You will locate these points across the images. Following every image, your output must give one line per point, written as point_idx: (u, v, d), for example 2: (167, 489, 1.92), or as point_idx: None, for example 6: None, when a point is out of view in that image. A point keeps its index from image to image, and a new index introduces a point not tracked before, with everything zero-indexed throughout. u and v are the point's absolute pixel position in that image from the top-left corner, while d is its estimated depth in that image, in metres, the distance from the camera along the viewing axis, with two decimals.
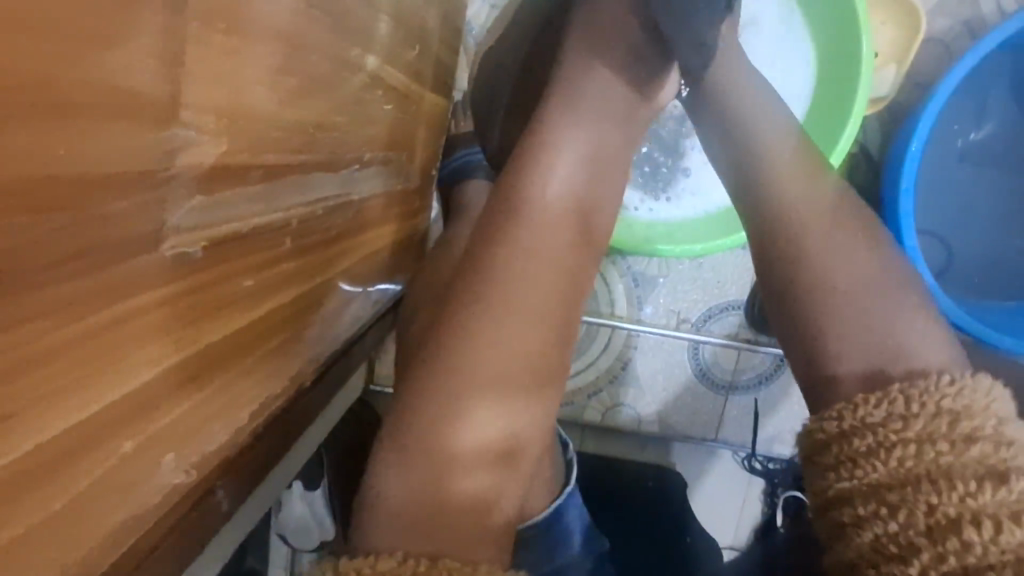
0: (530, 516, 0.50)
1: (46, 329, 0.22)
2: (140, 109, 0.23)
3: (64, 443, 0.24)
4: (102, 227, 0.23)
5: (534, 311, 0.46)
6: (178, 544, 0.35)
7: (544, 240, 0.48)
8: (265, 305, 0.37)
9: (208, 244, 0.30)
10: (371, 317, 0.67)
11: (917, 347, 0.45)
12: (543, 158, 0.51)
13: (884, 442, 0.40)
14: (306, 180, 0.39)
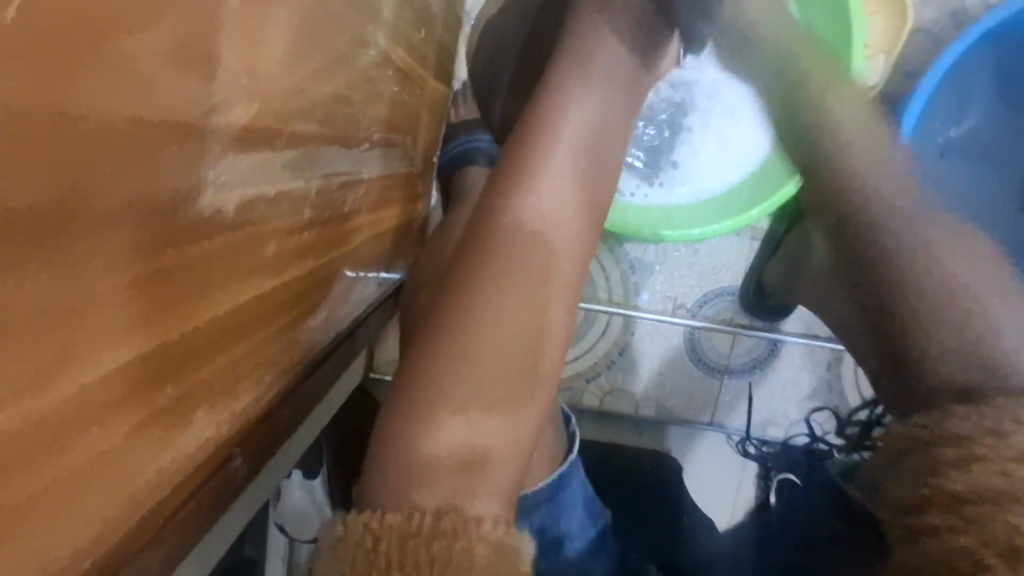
0: (532, 484, 0.51)
1: (99, 273, 0.22)
2: (183, 65, 0.24)
3: (116, 387, 0.25)
4: (146, 176, 0.24)
5: (541, 272, 0.48)
6: (202, 503, 0.38)
7: (552, 205, 0.51)
8: (289, 273, 0.39)
9: (239, 206, 0.31)
10: (376, 301, 0.71)
11: (1009, 329, 0.46)
12: (547, 130, 0.53)
13: (977, 456, 0.41)
14: (322, 152, 0.41)
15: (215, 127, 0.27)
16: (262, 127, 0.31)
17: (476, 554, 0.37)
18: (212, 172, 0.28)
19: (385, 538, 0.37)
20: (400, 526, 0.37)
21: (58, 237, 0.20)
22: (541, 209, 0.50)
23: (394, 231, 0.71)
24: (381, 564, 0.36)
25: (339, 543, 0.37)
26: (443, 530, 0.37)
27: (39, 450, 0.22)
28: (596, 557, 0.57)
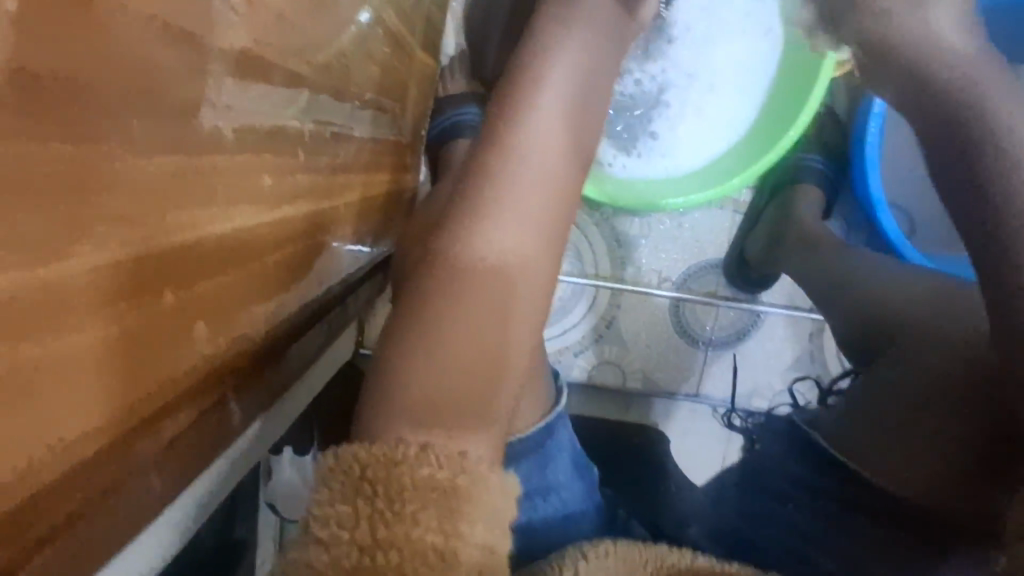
0: (519, 431, 0.51)
1: (116, 165, 0.23)
2: None
3: (134, 285, 0.26)
4: (153, 77, 0.24)
5: (519, 253, 0.46)
6: (194, 437, 0.38)
7: (527, 198, 0.48)
8: (284, 212, 0.39)
9: (239, 130, 0.32)
10: (366, 270, 0.71)
11: None
12: (518, 118, 0.49)
13: None
14: (315, 99, 0.42)
15: (216, 45, 0.28)
16: (260, 55, 0.32)
17: (459, 484, 0.36)
18: (213, 89, 0.29)
19: (371, 467, 0.36)
20: (386, 456, 0.36)
21: (69, 117, 0.20)
22: (505, 224, 0.46)
23: (383, 198, 0.71)
24: (366, 492, 0.35)
25: (325, 474, 0.36)
26: (429, 460, 0.36)
27: (67, 324, 0.22)
28: (584, 514, 0.56)
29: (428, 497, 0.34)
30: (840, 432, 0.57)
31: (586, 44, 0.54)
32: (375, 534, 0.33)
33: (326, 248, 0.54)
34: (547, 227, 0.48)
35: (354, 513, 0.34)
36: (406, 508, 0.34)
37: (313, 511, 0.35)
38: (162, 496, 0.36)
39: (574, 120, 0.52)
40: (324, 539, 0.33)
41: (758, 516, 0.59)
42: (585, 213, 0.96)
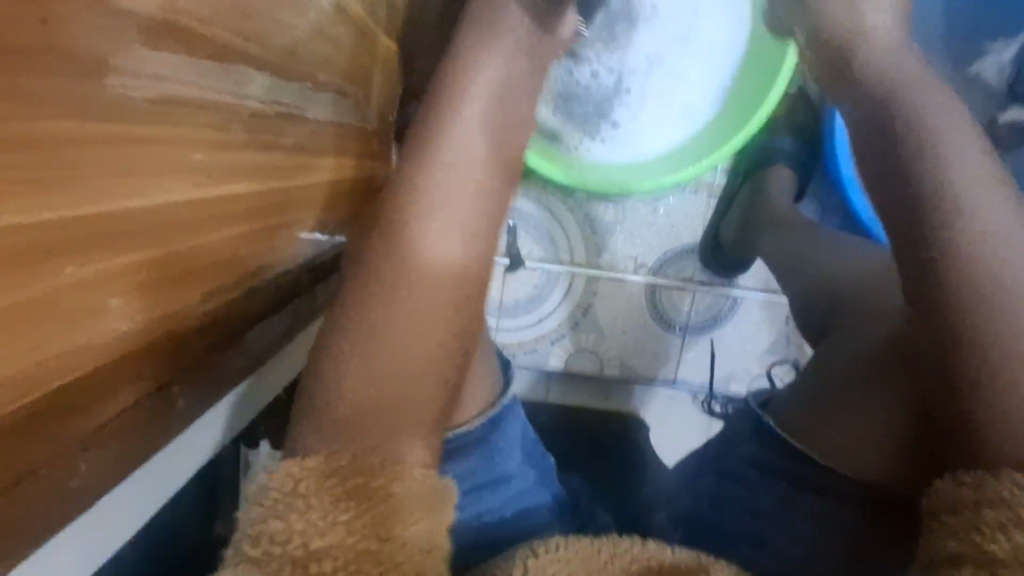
0: (460, 426, 0.53)
1: (11, 122, 0.22)
2: None
3: (26, 246, 0.25)
4: (54, 34, 0.24)
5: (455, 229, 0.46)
6: (127, 421, 0.37)
7: (461, 180, 0.48)
8: (217, 189, 0.38)
9: (154, 100, 0.31)
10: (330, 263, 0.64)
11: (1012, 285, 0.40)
12: (450, 105, 0.49)
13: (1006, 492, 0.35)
14: (256, 74, 0.40)
15: (125, 12, 0.27)
16: (179, 25, 0.31)
17: (393, 492, 0.38)
18: (122, 57, 0.28)
19: (304, 481, 0.37)
20: (320, 469, 0.38)
21: None
22: (439, 202, 0.46)
23: (359, 188, 0.69)
24: (299, 505, 0.36)
25: (258, 491, 0.37)
26: (361, 470, 0.38)
27: None
28: (542, 504, 0.57)
29: (361, 507, 0.36)
30: (792, 416, 0.57)
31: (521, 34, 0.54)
32: (309, 546, 0.34)
33: (287, 233, 0.53)
34: (485, 211, 0.48)
35: (287, 527, 0.35)
36: (339, 517, 0.35)
37: (246, 529, 0.36)
38: (94, 479, 0.36)
39: (510, 111, 0.52)
40: (256, 557, 0.35)
41: (719, 499, 0.58)
42: (557, 200, 0.95)
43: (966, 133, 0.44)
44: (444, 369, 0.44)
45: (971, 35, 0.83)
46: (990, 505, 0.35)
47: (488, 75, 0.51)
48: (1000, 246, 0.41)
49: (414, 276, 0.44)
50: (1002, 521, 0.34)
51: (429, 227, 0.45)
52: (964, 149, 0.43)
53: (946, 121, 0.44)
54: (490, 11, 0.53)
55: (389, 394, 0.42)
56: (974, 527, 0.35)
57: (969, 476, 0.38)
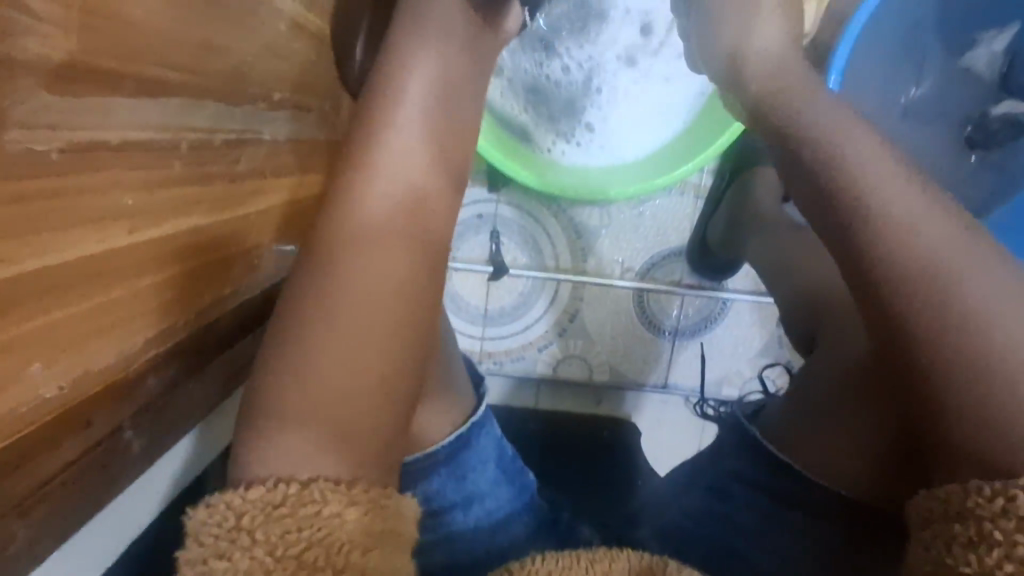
0: (422, 449, 0.50)
1: None
2: None
3: None
4: None
5: (402, 246, 0.44)
6: (85, 474, 0.36)
7: (403, 184, 0.46)
8: (158, 230, 0.37)
9: (68, 148, 0.29)
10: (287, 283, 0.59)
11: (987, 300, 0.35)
12: (388, 108, 0.48)
13: (982, 504, 0.32)
14: (195, 107, 0.39)
15: (16, 57, 0.26)
16: (88, 65, 0.29)
17: (346, 518, 0.35)
18: (21, 107, 0.26)
19: (247, 514, 0.35)
20: (265, 500, 0.36)
21: None
22: (376, 212, 0.44)
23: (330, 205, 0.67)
24: (244, 541, 0.34)
25: (199, 528, 0.35)
26: (310, 497, 0.36)
27: None
28: (517, 517, 0.56)
29: (313, 536, 0.34)
30: (776, 428, 0.55)
31: (451, 56, 0.52)
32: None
33: (244, 260, 0.51)
34: (433, 215, 0.47)
35: (231, 566, 0.33)
36: (289, 550, 0.33)
37: (187, 570, 0.34)
38: (43, 533, 0.34)
39: (444, 130, 0.50)
40: None
41: (702, 517, 0.56)
42: (538, 206, 0.93)
43: (892, 168, 0.40)
44: (398, 397, 0.41)
45: (966, 26, 0.79)
46: (965, 518, 0.32)
47: (420, 79, 0.49)
48: (951, 258, 0.36)
49: (347, 307, 0.41)
50: (970, 539, 0.31)
51: (359, 257, 0.42)
52: (899, 186, 0.39)
53: (865, 164, 0.40)
54: (417, 29, 0.52)
55: (343, 419, 0.39)
56: (944, 543, 0.33)
57: (941, 488, 0.34)
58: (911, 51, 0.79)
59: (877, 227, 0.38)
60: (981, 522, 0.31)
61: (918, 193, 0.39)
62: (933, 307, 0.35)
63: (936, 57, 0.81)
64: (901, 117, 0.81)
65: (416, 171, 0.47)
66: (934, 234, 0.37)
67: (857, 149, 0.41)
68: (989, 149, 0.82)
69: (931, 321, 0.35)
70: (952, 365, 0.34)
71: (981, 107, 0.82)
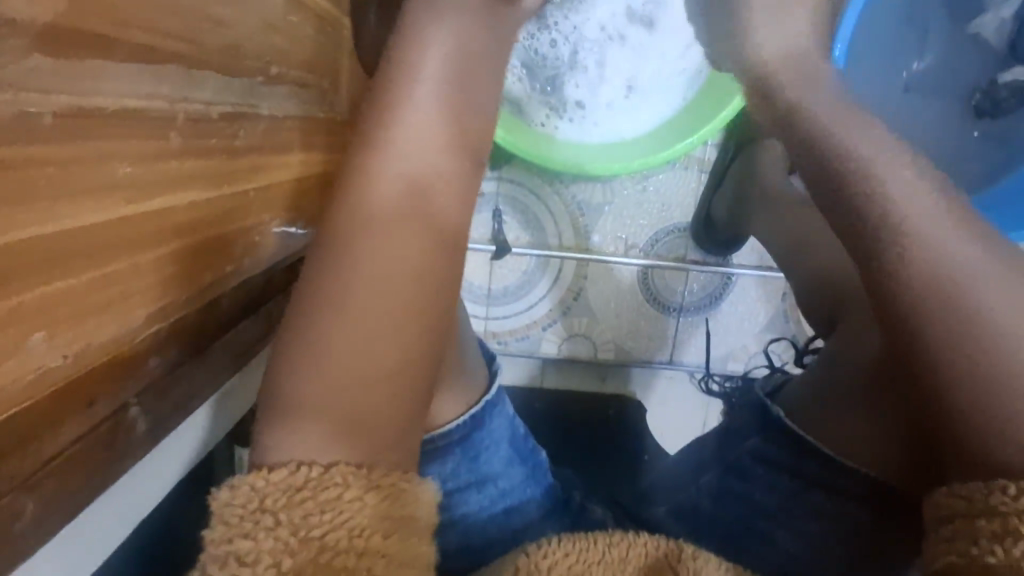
0: (439, 427, 0.50)
1: None
2: None
3: None
4: None
5: (422, 226, 0.43)
6: (90, 452, 0.36)
7: (420, 163, 0.45)
8: (155, 204, 0.36)
9: (59, 114, 0.28)
10: (288, 262, 0.58)
11: (989, 288, 0.37)
12: (402, 84, 0.47)
13: (1002, 505, 0.33)
14: (190, 78, 0.38)
15: (4, 17, 0.25)
16: (77, 27, 0.28)
17: (367, 502, 0.35)
18: (10, 70, 0.25)
19: (270, 496, 0.35)
20: (286, 483, 0.35)
21: None
22: (385, 189, 0.44)
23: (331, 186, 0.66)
24: (267, 523, 0.34)
25: (222, 509, 0.35)
26: (331, 481, 0.35)
27: None
28: (531, 500, 0.55)
29: (335, 521, 0.34)
30: (792, 401, 0.54)
31: (462, 41, 0.51)
32: (280, 566, 0.32)
33: (245, 239, 0.50)
34: (448, 192, 0.46)
35: (255, 547, 0.33)
36: (312, 533, 0.33)
37: (210, 550, 0.34)
38: (49, 512, 0.33)
39: (459, 108, 0.49)
40: None
41: (722, 495, 0.55)
42: (540, 183, 0.92)
43: (902, 167, 0.41)
44: (412, 379, 0.40)
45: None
46: (987, 515, 0.34)
47: (437, 57, 0.49)
48: (955, 244, 0.38)
49: (363, 285, 0.40)
50: (994, 534, 0.33)
51: (370, 238, 0.42)
52: (907, 188, 0.40)
53: (870, 150, 0.41)
54: (433, 8, 0.51)
55: (350, 402, 0.38)
56: (968, 535, 0.34)
57: (965, 486, 0.36)
58: (912, 26, 0.79)
59: (886, 230, 0.39)
60: (1005, 519, 0.33)
61: (926, 194, 0.40)
62: (945, 303, 0.37)
63: (939, 29, 0.80)
64: (904, 92, 0.80)
65: (436, 157, 0.46)
66: (943, 237, 0.38)
67: (869, 151, 0.41)
68: (996, 118, 0.80)
69: (938, 319, 0.37)
70: (961, 361, 0.36)
71: (990, 74, 0.80)
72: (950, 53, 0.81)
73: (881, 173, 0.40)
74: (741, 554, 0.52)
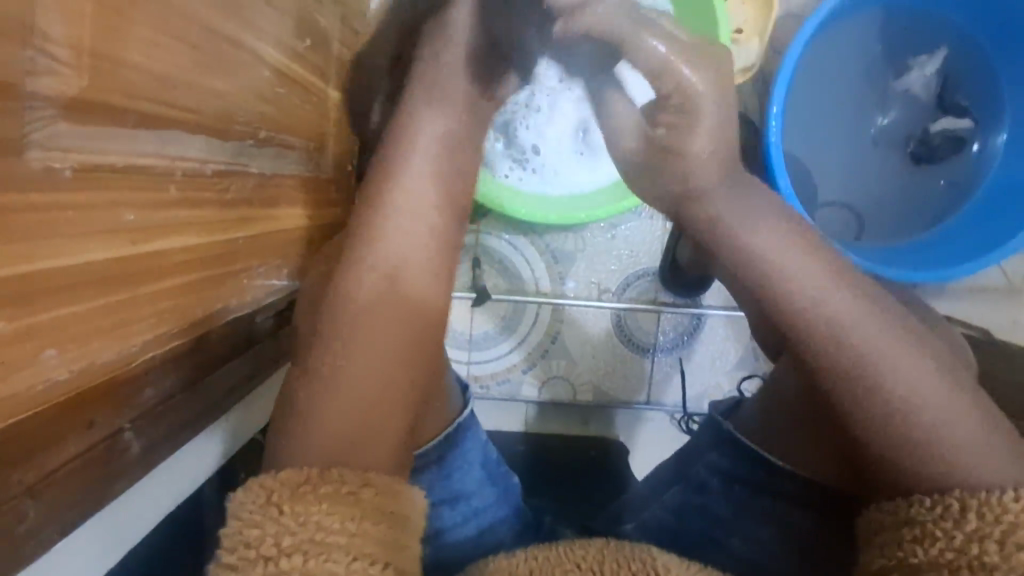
0: (423, 443, 0.54)
1: None
2: (5, 27, 0.28)
3: None
4: None
5: (416, 274, 0.53)
6: (86, 471, 0.40)
7: (410, 229, 0.53)
8: (152, 245, 0.42)
9: (78, 169, 0.34)
10: (271, 308, 0.64)
11: (880, 355, 0.46)
12: (401, 160, 0.55)
13: (920, 515, 0.42)
14: (188, 139, 0.44)
15: (40, 93, 0.31)
16: (96, 99, 0.35)
17: (363, 495, 0.40)
18: (41, 133, 0.31)
19: (277, 492, 0.39)
20: (294, 480, 0.40)
21: None
22: (391, 260, 0.52)
23: (319, 238, 0.73)
24: (275, 513, 0.37)
25: (237, 507, 0.39)
26: (331, 477, 0.40)
27: None
28: (503, 521, 0.58)
29: (330, 510, 0.38)
30: (751, 424, 0.58)
31: (446, 104, 0.59)
32: (282, 544, 0.36)
33: (235, 282, 0.56)
34: (430, 249, 0.54)
35: (261, 532, 0.37)
36: (311, 518, 0.37)
37: (223, 543, 0.38)
38: (46, 520, 0.37)
39: (450, 177, 0.57)
40: (235, 563, 0.36)
41: (685, 509, 0.60)
42: (516, 234, 0.99)
43: (808, 249, 0.50)
44: (396, 398, 0.49)
45: (903, 49, 0.91)
46: (910, 524, 0.42)
47: (430, 130, 0.57)
48: (851, 326, 0.47)
49: (360, 320, 0.50)
50: (916, 539, 0.41)
51: (363, 290, 0.50)
52: (816, 269, 0.49)
53: (782, 235, 0.50)
54: (428, 89, 0.59)
55: (349, 419, 0.47)
56: (896, 544, 0.42)
57: (889, 503, 0.44)
58: (873, 86, 0.92)
59: (794, 322, 0.48)
60: (925, 524, 0.41)
61: (833, 273, 0.49)
62: (848, 366, 0.46)
63: (899, 84, 0.92)
64: (869, 145, 0.94)
65: (424, 216, 0.54)
66: (836, 311, 0.47)
67: (790, 236, 0.50)
68: (934, 162, 0.93)
69: (845, 386, 0.46)
70: (873, 405, 0.45)
71: (923, 124, 0.93)
72: (913, 106, 0.92)
73: (801, 250, 0.49)
74: (694, 554, 0.57)
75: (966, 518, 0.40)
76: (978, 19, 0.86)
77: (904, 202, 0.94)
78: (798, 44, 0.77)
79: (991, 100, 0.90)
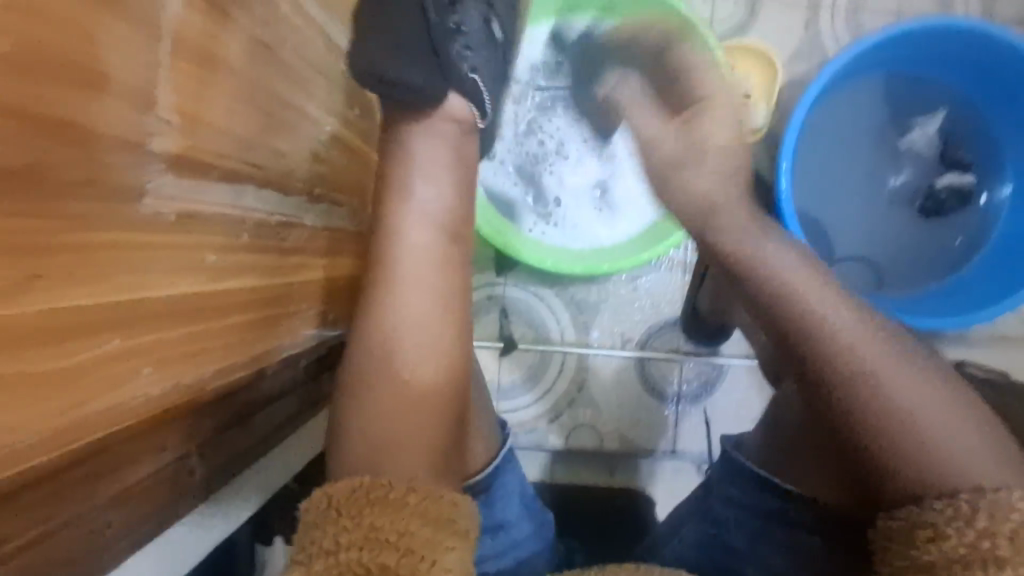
0: (474, 475, 0.58)
1: (72, 229, 0.31)
2: (134, 97, 0.35)
3: (87, 319, 0.33)
4: (105, 171, 0.33)
5: (432, 305, 0.57)
6: (156, 488, 0.44)
7: (421, 262, 0.58)
8: (228, 283, 0.47)
9: (176, 214, 0.40)
10: (313, 352, 0.69)
11: (905, 387, 0.50)
12: (405, 193, 0.60)
13: (933, 513, 0.44)
14: (259, 193, 0.51)
15: (153, 151, 0.37)
16: (194, 156, 0.41)
17: (409, 500, 0.43)
18: (151, 183, 0.37)
19: (335, 498, 0.44)
20: (348, 487, 0.44)
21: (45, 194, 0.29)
22: (408, 301, 0.56)
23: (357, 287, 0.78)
24: (334, 516, 0.42)
25: (303, 513, 0.44)
26: (379, 483, 0.44)
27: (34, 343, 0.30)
28: (538, 553, 0.63)
29: (382, 512, 0.42)
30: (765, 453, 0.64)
31: (442, 130, 0.62)
32: (339, 540, 0.41)
33: (287, 326, 0.61)
34: (440, 283, 0.58)
35: (323, 533, 0.42)
36: (364, 520, 0.42)
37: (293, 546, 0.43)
38: (124, 529, 0.42)
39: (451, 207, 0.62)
40: (300, 559, 0.41)
41: (706, 545, 0.65)
42: (541, 284, 1.03)
43: (833, 305, 0.55)
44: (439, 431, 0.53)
45: (905, 110, 0.97)
46: (921, 524, 0.44)
47: (428, 155, 0.61)
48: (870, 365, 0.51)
49: (393, 358, 0.55)
50: (928, 537, 0.43)
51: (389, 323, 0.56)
52: (837, 322, 0.54)
53: (804, 298, 0.56)
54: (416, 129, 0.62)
55: (387, 444, 0.51)
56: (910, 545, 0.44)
57: (900, 509, 0.46)
58: (884, 145, 0.98)
59: (818, 365, 0.52)
60: (935, 523, 0.43)
61: (856, 321, 0.54)
62: (876, 400, 0.50)
63: (907, 141, 0.97)
64: (886, 204, 0.98)
65: (434, 243, 0.59)
66: (864, 353, 0.52)
67: (811, 302, 0.55)
68: (943, 214, 0.97)
69: (873, 415, 0.49)
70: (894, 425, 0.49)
71: (928, 180, 0.97)
72: (924, 164, 0.97)
73: (820, 311, 0.55)
74: None
75: (976, 516, 0.42)
76: (978, 85, 0.92)
77: (918, 253, 0.98)
78: (798, 116, 0.82)
79: (993, 157, 0.95)
